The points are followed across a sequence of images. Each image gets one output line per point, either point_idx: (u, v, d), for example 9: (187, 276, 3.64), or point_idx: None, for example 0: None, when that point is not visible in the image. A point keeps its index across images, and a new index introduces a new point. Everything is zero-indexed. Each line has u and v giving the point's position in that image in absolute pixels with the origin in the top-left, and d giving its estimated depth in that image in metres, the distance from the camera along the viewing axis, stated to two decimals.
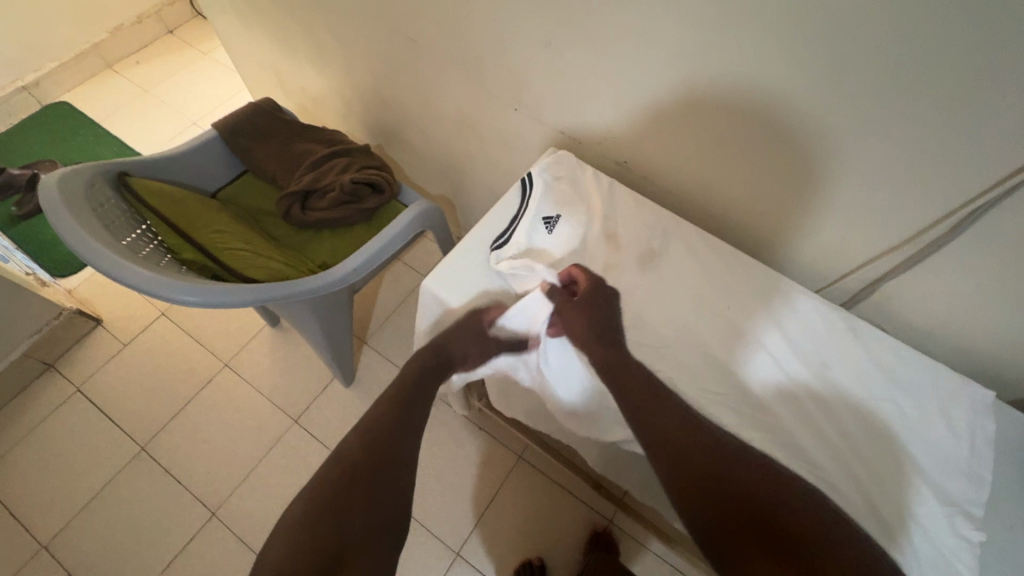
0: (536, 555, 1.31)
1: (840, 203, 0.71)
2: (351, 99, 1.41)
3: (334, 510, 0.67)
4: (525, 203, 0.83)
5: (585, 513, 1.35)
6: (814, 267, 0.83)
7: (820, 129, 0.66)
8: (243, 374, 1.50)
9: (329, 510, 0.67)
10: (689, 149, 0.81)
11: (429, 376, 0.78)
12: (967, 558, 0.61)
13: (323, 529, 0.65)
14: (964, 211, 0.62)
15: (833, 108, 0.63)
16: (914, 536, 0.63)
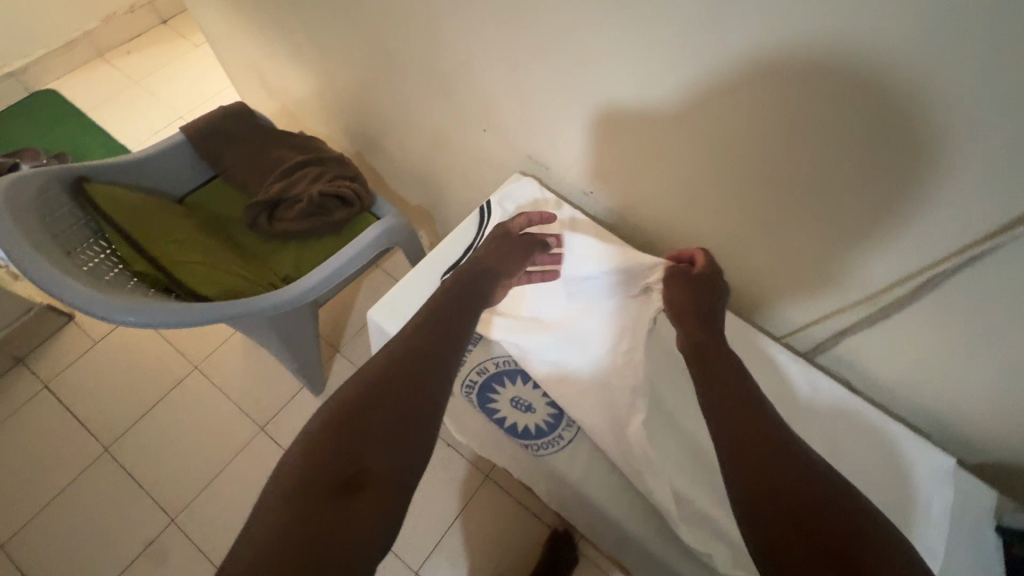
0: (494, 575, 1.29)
1: (803, 254, 0.69)
2: (331, 104, 1.38)
3: (353, 426, 0.52)
4: (481, 234, 0.81)
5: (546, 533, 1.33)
6: (780, 312, 0.79)
7: (781, 179, 0.62)
8: (213, 377, 1.48)
9: (348, 423, 0.52)
10: (655, 185, 0.78)
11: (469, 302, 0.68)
12: None
13: (345, 448, 0.50)
14: (923, 276, 0.59)
15: (792, 158, 0.59)
16: None
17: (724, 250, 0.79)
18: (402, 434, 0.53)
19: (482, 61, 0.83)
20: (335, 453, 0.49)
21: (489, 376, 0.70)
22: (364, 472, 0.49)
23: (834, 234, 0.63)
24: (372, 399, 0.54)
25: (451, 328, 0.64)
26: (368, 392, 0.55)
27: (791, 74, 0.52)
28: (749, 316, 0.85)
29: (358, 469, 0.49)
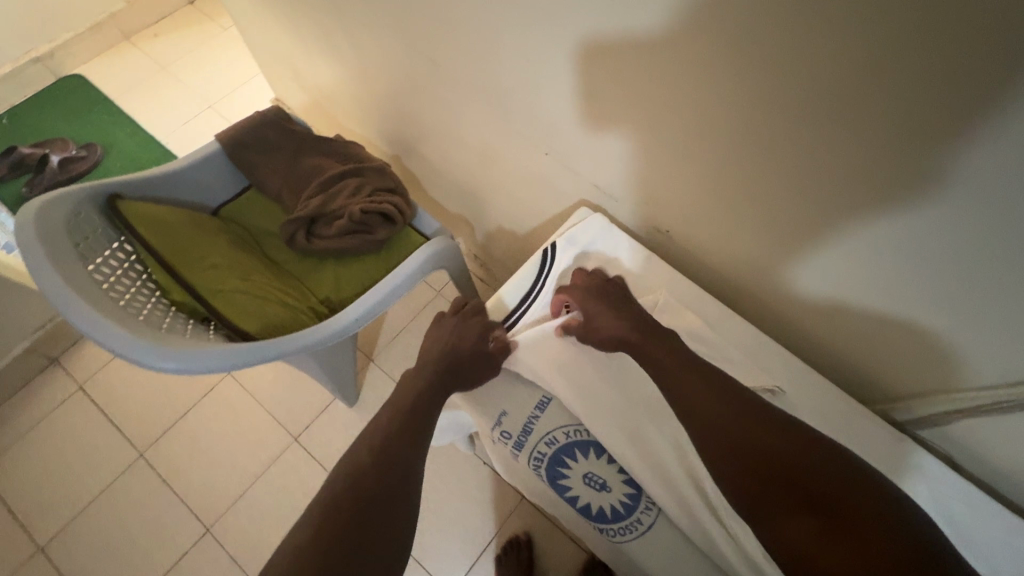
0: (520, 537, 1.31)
1: (937, 329, 0.61)
2: (369, 106, 1.30)
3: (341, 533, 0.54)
4: (542, 281, 0.75)
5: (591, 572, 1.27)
6: (879, 377, 0.74)
7: (914, 250, 0.56)
8: (246, 384, 1.45)
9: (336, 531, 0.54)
10: (746, 237, 0.72)
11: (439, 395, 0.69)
12: None
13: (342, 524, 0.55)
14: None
15: (936, 232, 0.52)
16: None
17: (825, 305, 0.71)
18: (379, 518, 0.57)
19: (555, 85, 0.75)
20: (332, 530, 0.54)
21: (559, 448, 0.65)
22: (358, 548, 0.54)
23: (988, 315, 0.55)
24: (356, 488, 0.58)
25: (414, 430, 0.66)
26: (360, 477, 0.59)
27: (974, 150, 0.44)
28: (842, 374, 0.78)
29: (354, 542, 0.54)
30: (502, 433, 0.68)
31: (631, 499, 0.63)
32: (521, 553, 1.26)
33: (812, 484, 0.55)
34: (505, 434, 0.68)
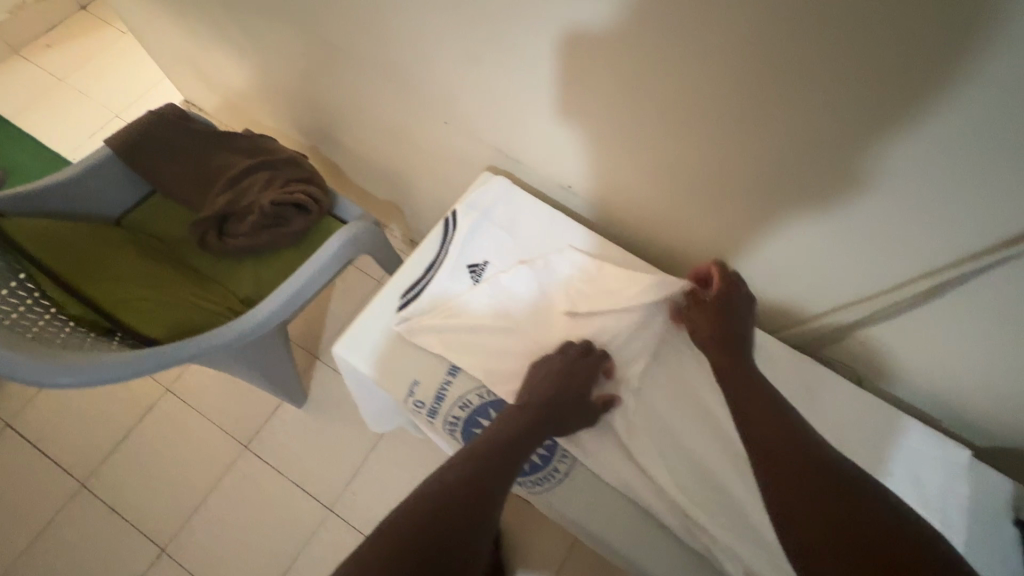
0: None
1: (823, 249, 0.64)
2: (277, 97, 1.26)
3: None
4: (444, 248, 0.71)
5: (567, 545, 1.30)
6: (784, 304, 0.76)
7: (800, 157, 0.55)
8: (187, 399, 1.40)
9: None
10: (641, 179, 0.72)
11: (528, 438, 0.59)
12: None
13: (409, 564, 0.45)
14: (961, 269, 0.54)
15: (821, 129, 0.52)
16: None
17: (724, 242, 0.73)
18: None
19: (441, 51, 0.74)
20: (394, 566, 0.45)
21: (475, 409, 0.63)
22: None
23: (862, 225, 0.58)
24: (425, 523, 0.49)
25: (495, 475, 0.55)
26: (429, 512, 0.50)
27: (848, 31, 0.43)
28: (751, 305, 0.80)
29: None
30: (415, 404, 0.64)
31: (548, 449, 0.64)
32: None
33: (864, 520, 0.48)
34: (418, 404, 0.64)
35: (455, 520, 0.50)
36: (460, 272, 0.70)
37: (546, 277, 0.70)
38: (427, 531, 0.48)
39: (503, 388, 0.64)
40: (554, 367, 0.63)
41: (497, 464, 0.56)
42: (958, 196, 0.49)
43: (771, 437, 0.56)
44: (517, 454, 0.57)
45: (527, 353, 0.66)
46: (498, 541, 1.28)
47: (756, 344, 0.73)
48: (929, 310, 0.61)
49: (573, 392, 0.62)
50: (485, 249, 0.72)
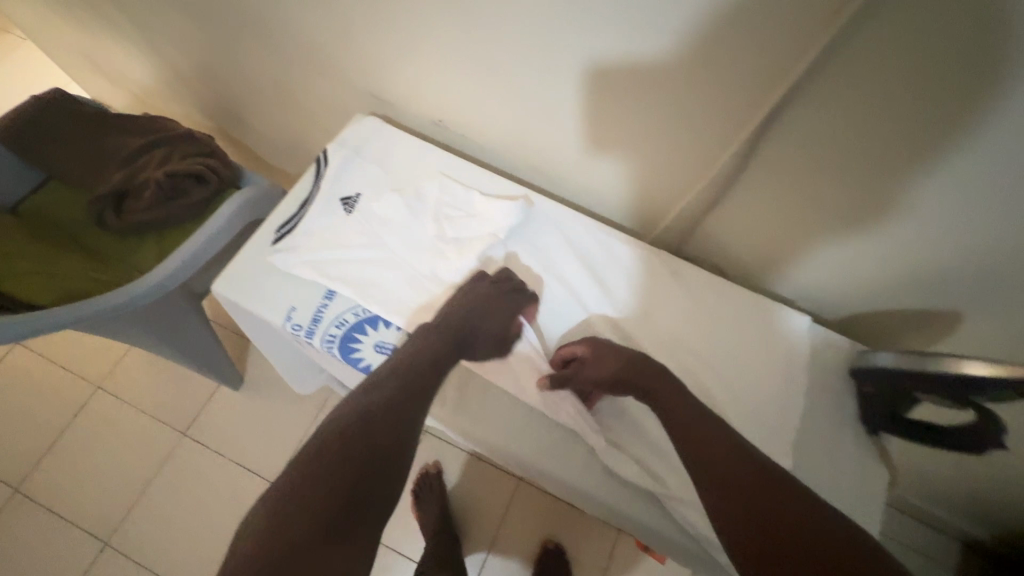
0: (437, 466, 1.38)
1: (656, 134, 0.68)
2: (174, 80, 1.26)
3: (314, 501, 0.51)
4: (318, 184, 0.74)
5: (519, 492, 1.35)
6: (641, 207, 0.80)
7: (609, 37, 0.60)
8: (120, 394, 1.39)
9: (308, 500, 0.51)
10: (496, 93, 0.77)
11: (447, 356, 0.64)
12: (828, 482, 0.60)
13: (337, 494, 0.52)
14: (757, 120, 0.57)
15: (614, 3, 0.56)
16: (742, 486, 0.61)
17: (580, 151, 0.77)
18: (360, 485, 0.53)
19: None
20: (324, 497, 0.51)
21: (350, 325, 0.67)
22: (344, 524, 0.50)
23: (676, 95, 0.61)
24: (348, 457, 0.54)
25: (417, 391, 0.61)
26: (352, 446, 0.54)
27: None
28: (615, 215, 0.84)
29: (341, 514, 0.51)
30: (293, 326, 0.67)
31: None
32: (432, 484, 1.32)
33: (783, 510, 0.47)
34: (296, 326, 0.67)
35: (375, 451, 0.55)
36: (333, 203, 0.73)
37: (416, 201, 0.73)
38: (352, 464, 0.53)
39: (375, 303, 0.67)
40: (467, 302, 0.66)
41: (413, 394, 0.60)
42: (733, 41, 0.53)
43: (690, 442, 0.53)
44: (432, 383, 0.62)
45: (400, 270, 0.70)
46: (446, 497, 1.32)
47: (613, 239, 0.74)
48: (757, 171, 0.63)
49: (487, 327, 0.65)
50: (357, 180, 0.75)
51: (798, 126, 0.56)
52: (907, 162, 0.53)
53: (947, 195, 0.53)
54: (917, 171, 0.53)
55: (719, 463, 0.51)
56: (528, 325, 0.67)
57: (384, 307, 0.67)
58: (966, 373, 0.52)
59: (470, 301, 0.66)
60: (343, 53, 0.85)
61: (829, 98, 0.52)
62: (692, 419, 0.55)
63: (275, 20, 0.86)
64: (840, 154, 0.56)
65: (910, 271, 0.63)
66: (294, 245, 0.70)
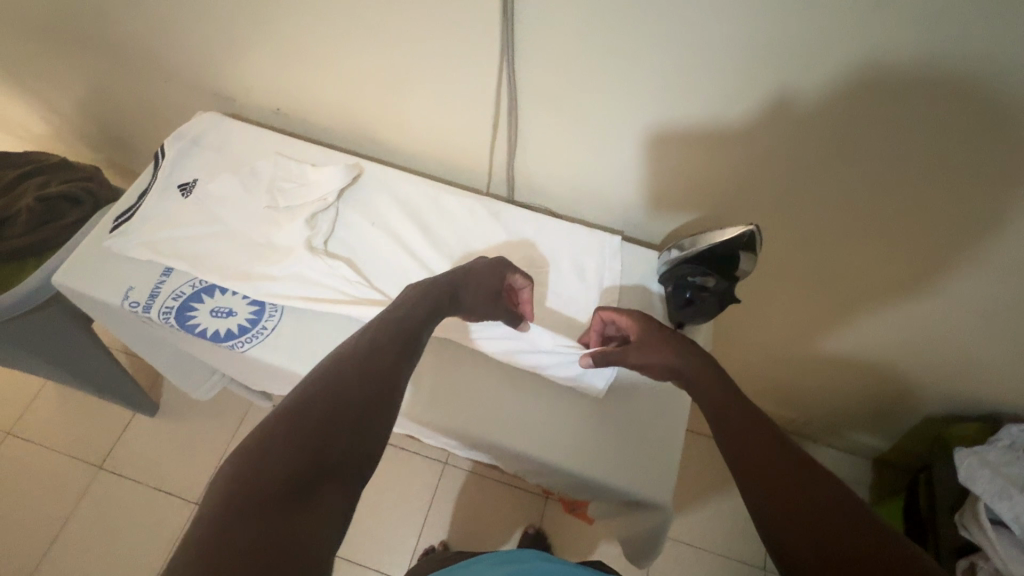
0: (414, 470, 1.37)
1: (450, 86, 0.76)
2: (48, 118, 1.28)
3: (275, 464, 0.39)
4: (154, 176, 0.78)
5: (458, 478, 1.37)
6: (471, 163, 0.87)
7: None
8: (31, 437, 1.37)
9: (265, 462, 0.39)
10: (317, 77, 0.84)
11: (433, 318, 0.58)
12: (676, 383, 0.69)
13: (306, 449, 0.41)
14: (509, 48, 0.66)
15: None
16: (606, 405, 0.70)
17: (401, 116, 0.84)
18: (334, 450, 0.42)
19: (134, 7, 0.83)
20: (288, 458, 0.40)
21: (185, 295, 0.70)
22: (315, 487, 0.40)
23: (444, 42, 0.70)
24: (325, 406, 0.44)
25: (405, 347, 0.53)
26: (334, 393, 0.45)
27: None
28: (454, 175, 0.91)
29: (311, 475, 0.40)
30: (131, 304, 0.70)
31: (255, 314, 0.70)
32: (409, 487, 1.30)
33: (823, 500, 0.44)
34: (133, 303, 0.70)
35: (354, 403, 0.45)
36: (170, 191, 0.77)
37: (251, 178, 0.78)
38: (330, 412, 0.43)
39: (209, 274, 0.71)
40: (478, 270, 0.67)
41: (401, 343, 0.53)
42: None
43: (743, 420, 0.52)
44: (417, 338, 0.55)
45: (235, 242, 0.74)
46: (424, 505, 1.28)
47: (443, 192, 0.80)
48: (535, 98, 0.72)
49: (486, 285, 0.67)
50: (196, 166, 0.79)
51: (540, 43, 0.65)
52: (632, 55, 0.62)
53: (672, 75, 0.63)
54: (644, 58, 0.62)
55: (772, 468, 0.47)
56: (353, 270, 0.73)
57: (216, 274, 0.71)
58: (720, 238, 0.60)
59: (487, 268, 0.68)
60: (178, 58, 0.91)
61: (554, 9, 0.61)
62: (751, 431, 0.51)
63: (115, 37, 0.92)
64: (584, 63, 0.65)
65: (680, 162, 0.74)
66: (132, 229, 0.74)
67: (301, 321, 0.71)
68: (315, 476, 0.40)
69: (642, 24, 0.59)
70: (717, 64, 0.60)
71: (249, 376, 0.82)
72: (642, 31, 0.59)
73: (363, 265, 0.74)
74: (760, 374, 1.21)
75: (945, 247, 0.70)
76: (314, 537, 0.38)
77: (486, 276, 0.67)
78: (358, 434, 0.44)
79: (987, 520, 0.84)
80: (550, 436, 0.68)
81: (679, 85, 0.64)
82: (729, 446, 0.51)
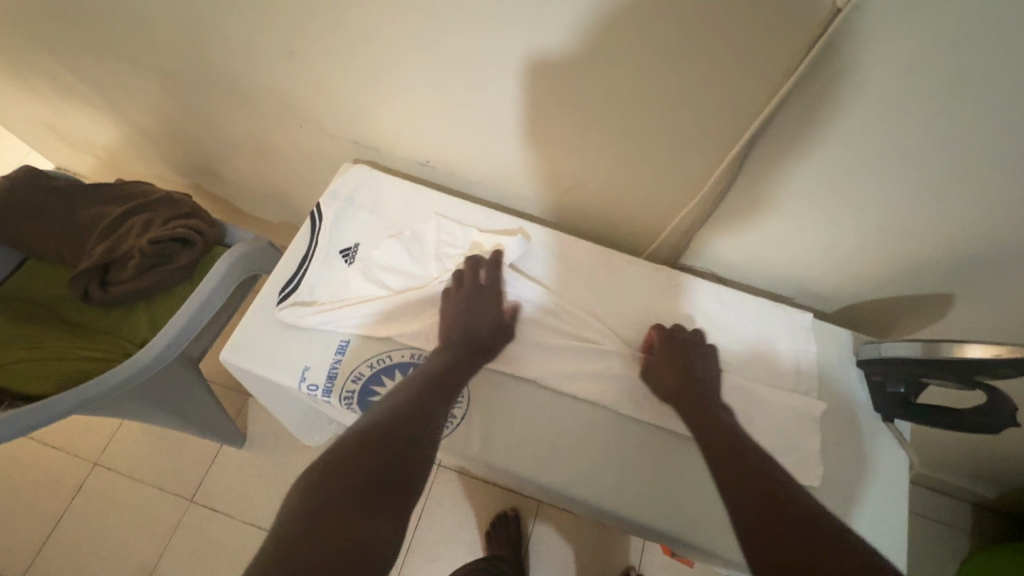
0: (510, 507, 1.33)
1: (636, 159, 0.71)
2: (141, 144, 1.23)
3: (339, 491, 0.46)
4: (314, 240, 0.74)
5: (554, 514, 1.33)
6: (634, 225, 0.83)
7: (578, 80, 0.63)
8: (120, 468, 1.35)
9: (331, 491, 0.46)
10: (478, 138, 0.79)
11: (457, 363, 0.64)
12: (895, 482, 0.65)
13: (363, 475, 0.48)
14: (743, 140, 0.60)
15: (576, 50, 0.59)
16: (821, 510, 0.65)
17: (565, 179, 0.80)
18: (387, 476, 0.49)
19: (285, 56, 0.78)
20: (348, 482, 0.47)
21: (367, 379, 0.66)
22: (381, 499, 0.47)
23: (661, 119, 0.63)
24: (374, 443, 0.51)
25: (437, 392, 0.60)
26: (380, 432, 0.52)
27: None
28: (608, 232, 0.87)
29: (366, 496, 0.46)
30: (309, 387, 0.66)
31: None
32: (505, 525, 1.28)
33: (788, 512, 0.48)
34: (311, 387, 0.66)
35: (401, 437, 0.52)
36: (335, 258, 0.73)
37: (419, 245, 0.74)
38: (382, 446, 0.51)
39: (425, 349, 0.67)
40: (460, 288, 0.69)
41: (433, 389, 0.60)
42: (708, 66, 0.55)
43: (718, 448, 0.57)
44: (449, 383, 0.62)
45: (409, 316, 0.70)
46: (519, 544, 1.25)
47: (617, 260, 0.76)
48: (743, 188, 0.67)
49: (488, 309, 0.69)
50: (356, 229, 0.75)
51: (793, 137, 0.58)
52: (892, 160, 0.56)
53: (931, 184, 0.57)
54: (917, 164, 0.55)
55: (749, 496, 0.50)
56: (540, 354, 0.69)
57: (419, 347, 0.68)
58: (965, 355, 0.56)
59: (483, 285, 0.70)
60: (325, 105, 0.85)
61: (811, 111, 0.54)
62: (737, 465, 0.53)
63: (249, 80, 0.87)
64: (836, 160, 0.58)
65: (899, 254, 0.67)
66: (300, 301, 0.70)
67: (487, 411, 0.67)
68: (370, 495, 0.47)
69: (937, 133, 0.52)
70: (995, 181, 0.54)
71: None
72: (912, 142, 0.54)
73: (545, 346, 0.70)
74: None
75: None
76: (371, 541, 0.43)
77: (486, 298, 0.69)
78: (408, 463, 0.51)
79: None
80: None
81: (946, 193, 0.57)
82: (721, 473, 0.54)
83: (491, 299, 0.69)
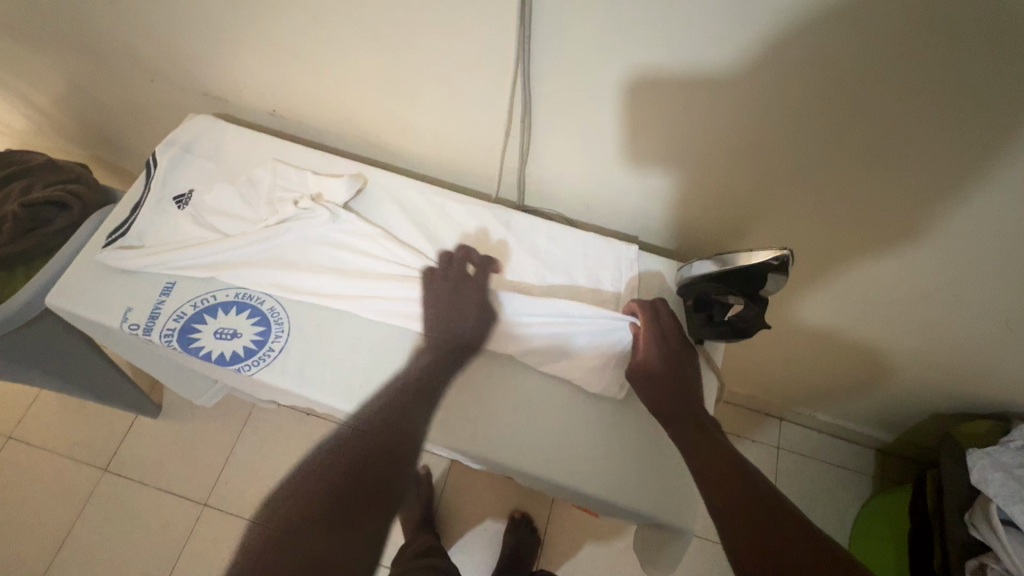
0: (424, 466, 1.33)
1: (453, 97, 0.73)
2: (28, 119, 1.22)
3: None
4: (147, 187, 0.75)
5: (467, 474, 1.33)
6: (480, 168, 0.84)
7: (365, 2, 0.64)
8: (34, 442, 1.36)
9: None
10: (313, 81, 0.80)
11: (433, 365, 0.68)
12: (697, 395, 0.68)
13: None
14: (518, 51, 0.62)
15: None
16: (629, 425, 0.67)
17: (404, 120, 0.81)
18: None
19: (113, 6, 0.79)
20: None
21: (188, 316, 0.68)
22: None
23: (453, 41, 0.65)
24: None
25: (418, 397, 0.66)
26: None
27: None
28: (461, 178, 0.88)
29: None
30: (130, 326, 0.67)
31: (261, 336, 0.68)
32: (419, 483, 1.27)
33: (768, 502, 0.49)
34: (133, 326, 0.67)
35: None
36: (166, 204, 0.74)
37: (252, 189, 0.75)
38: None
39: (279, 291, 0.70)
40: (429, 286, 0.71)
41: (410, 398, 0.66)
42: None
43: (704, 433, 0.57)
44: (426, 387, 0.67)
45: (235, 255, 0.71)
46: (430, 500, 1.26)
47: (453, 200, 0.78)
48: (547, 107, 0.69)
49: (455, 301, 0.70)
50: (193, 176, 0.76)
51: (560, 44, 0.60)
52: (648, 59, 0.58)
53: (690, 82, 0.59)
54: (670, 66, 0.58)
55: (743, 522, 0.48)
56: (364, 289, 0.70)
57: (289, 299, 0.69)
58: (752, 261, 0.57)
59: (449, 277, 0.71)
60: (166, 57, 0.85)
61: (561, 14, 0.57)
62: (723, 471, 0.53)
63: (93, 37, 0.87)
64: (605, 68, 0.61)
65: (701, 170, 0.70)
66: (127, 247, 0.71)
67: (307, 341, 0.68)
68: None
69: (671, 31, 0.55)
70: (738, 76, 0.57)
71: (259, 394, 0.80)
72: (657, 42, 0.57)
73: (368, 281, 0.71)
74: (768, 374, 1.20)
75: (973, 258, 0.67)
76: None
77: (454, 292, 0.70)
78: None
79: (999, 521, 0.83)
80: (562, 458, 0.65)
81: (706, 96, 0.61)
82: (715, 505, 0.51)
83: (463, 294, 0.71)
